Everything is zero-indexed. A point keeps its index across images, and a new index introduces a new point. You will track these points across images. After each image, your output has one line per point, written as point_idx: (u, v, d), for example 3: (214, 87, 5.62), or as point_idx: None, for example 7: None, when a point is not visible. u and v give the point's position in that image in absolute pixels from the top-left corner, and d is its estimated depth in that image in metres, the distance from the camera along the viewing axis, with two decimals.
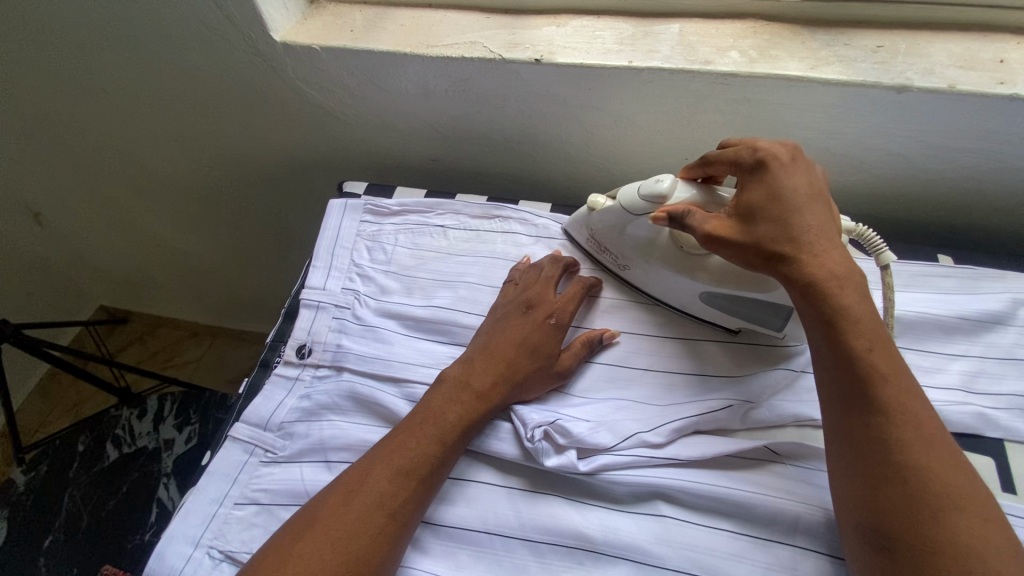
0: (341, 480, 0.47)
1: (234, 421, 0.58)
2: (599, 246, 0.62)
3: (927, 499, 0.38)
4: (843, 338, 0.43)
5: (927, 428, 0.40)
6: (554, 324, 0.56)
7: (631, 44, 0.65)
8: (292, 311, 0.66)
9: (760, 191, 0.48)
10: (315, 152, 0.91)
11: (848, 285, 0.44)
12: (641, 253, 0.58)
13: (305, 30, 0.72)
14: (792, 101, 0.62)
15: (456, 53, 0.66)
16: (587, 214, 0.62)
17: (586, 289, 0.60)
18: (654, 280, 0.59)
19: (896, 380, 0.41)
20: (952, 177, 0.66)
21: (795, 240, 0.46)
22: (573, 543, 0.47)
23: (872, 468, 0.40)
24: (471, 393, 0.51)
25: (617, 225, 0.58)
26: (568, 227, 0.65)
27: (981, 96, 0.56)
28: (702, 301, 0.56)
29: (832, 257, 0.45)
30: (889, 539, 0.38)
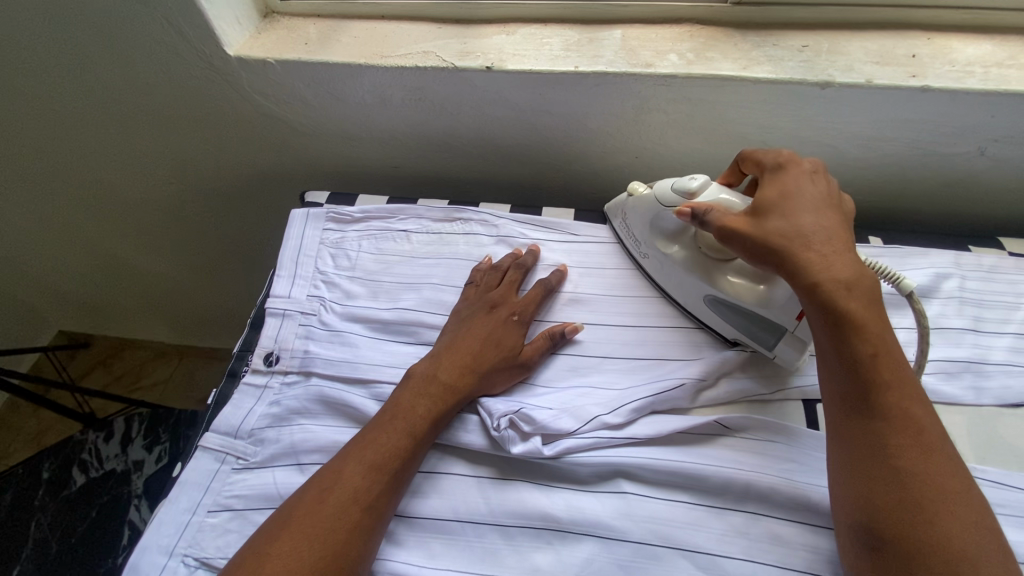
0: (313, 482, 0.48)
1: (203, 431, 0.58)
2: (629, 233, 0.66)
3: (916, 498, 0.41)
4: (851, 338, 0.45)
5: (925, 434, 0.43)
6: (516, 321, 0.60)
7: (578, 50, 0.68)
8: (258, 319, 0.66)
9: (776, 192, 0.52)
10: (276, 166, 0.92)
11: (862, 290, 0.46)
12: (662, 245, 0.61)
13: (260, 44, 0.73)
14: (728, 101, 0.66)
15: (410, 64, 0.69)
16: (627, 200, 0.66)
17: (548, 286, 0.64)
18: (669, 273, 0.62)
19: (898, 386, 0.44)
20: (879, 164, 0.72)
21: (807, 243, 0.48)
22: (541, 524, 0.49)
23: (866, 468, 0.43)
24: (439, 386, 0.54)
25: (648, 215, 0.62)
26: (613, 208, 0.70)
27: (895, 89, 0.61)
28: (705, 303, 0.59)
29: (845, 260, 0.47)
30: (881, 537, 0.41)
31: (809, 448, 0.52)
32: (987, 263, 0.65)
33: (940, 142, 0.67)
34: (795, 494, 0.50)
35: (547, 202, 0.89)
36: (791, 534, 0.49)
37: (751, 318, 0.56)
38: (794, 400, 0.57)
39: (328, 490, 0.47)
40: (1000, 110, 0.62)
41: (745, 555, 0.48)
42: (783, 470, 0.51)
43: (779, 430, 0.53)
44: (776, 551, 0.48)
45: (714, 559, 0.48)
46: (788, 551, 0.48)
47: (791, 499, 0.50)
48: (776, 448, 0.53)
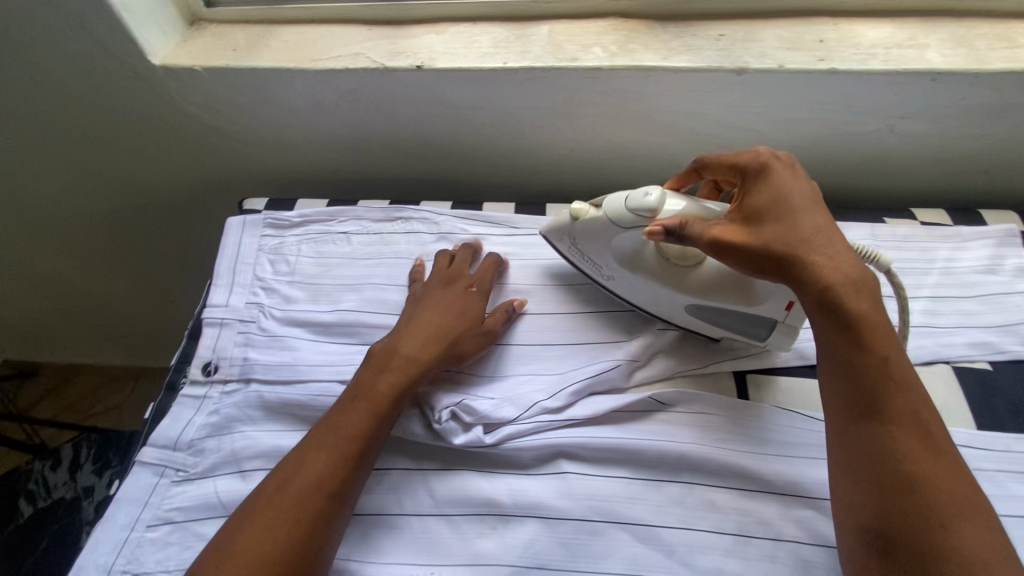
0: (274, 474, 0.48)
1: (140, 447, 0.57)
2: (582, 256, 0.61)
3: (933, 503, 0.40)
4: (861, 345, 0.44)
5: (933, 436, 0.43)
6: (477, 298, 0.61)
7: (506, 46, 0.70)
8: (195, 330, 0.65)
9: (766, 194, 0.50)
10: (215, 176, 0.90)
11: (867, 294, 0.46)
12: (627, 264, 0.58)
13: (186, 53, 0.72)
14: (652, 91, 0.68)
15: (340, 66, 0.69)
16: (570, 223, 0.60)
17: (493, 268, 0.65)
18: (640, 291, 0.59)
19: (908, 389, 0.44)
20: (799, 145, 0.75)
21: (812, 244, 0.47)
22: (484, 510, 0.51)
23: (881, 477, 0.42)
24: (403, 362, 0.53)
25: (604, 236, 0.57)
26: (547, 233, 0.63)
27: (805, 72, 0.64)
28: (689, 313, 0.57)
29: (846, 263, 0.46)
30: (894, 544, 0.40)
31: (739, 417, 0.55)
32: (899, 233, 0.69)
33: (851, 122, 0.71)
34: (725, 461, 0.52)
35: (492, 198, 0.90)
36: (723, 499, 0.51)
37: (740, 317, 0.55)
38: (726, 371, 0.59)
39: (293, 498, 0.45)
40: (904, 90, 0.66)
41: (682, 523, 0.50)
42: (715, 440, 0.53)
43: (709, 401, 0.56)
44: (711, 518, 0.50)
45: (652, 530, 0.49)
46: (722, 516, 0.50)
47: (721, 467, 0.52)
48: (708, 418, 0.55)
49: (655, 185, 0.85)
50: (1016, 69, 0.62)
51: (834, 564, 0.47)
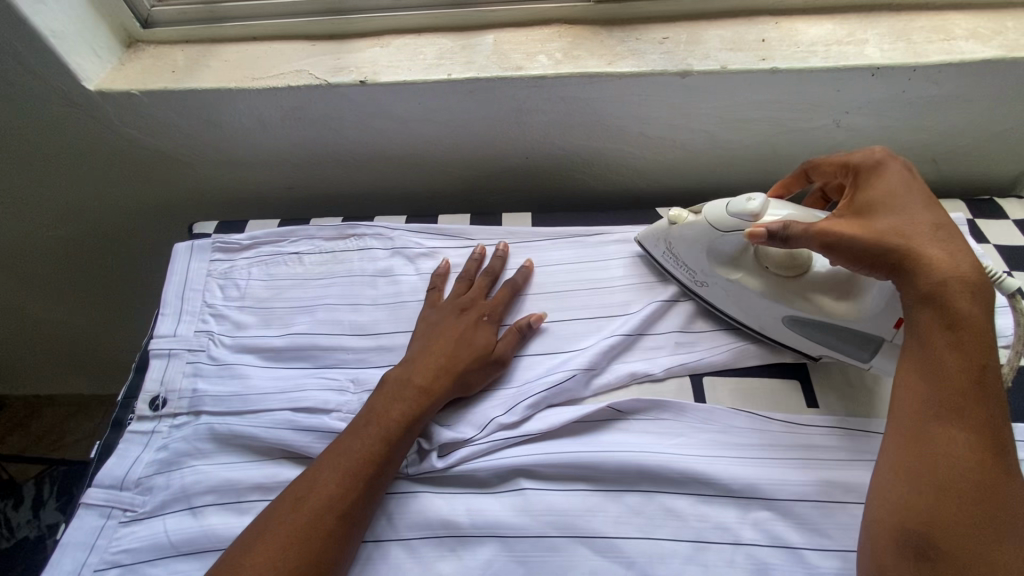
0: (290, 489, 0.48)
1: (87, 487, 0.55)
2: (676, 261, 0.63)
3: (994, 518, 0.39)
4: (959, 347, 0.42)
5: (1009, 455, 0.41)
6: (486, 321, 0.60)
7: (451, 57, 0.69)
8: (143, 362, 0.63)
9: (883, 191, 0.49)
10: (166, 199, 0.88)
11: (980, 297, 0.43)
12: (722, 269, 0.58)
13: (123, 76, 0.71)
14: (599, 97, 0.68)
15: (282, 84, 0.68)
16: (668, 228, 0.62)
17: (518, 285, 0.65)
18: (734, 299, 0.59)
19: (997, 402, 0.42)
20: (750, 144, 0.76)
21: (927, 240, 0.45)
22: (443, 532, 0.50)
23: (953, 480, 0.40)
24: (412, 390, 0.53)
25: (701, 242, 0.58)
26: (645, 239, 0.66)
27: (748, 72, 0.65)
28: (786, 324, 0.56)
29: (964, 262, 0.44)
30: (937, 549, 0.39)
31: (695, 422, 0.55)
32: None
33: (798, 119, 0.72)
34: (682, 467, 0.52)
35: (451, 209, 0.89)
36: (682, 505, 0.51)
37: (840, 334, 0.53)
38: (683, 375, 0.60)
39: (315, 525, 0.45)
40: (846, 86, 0.66)
41: (641, 533, 0.50)
42: (672, 446, 0.53)
43: (665, 406, 0.56)
44: (670, 526, 0.50)
45: (612, 542, 0.49)
46: (681, 524, 0.50)
47: (679, 473, 0.52)
48: (665, 424, 0.55)
49: (612, 188, 0.85)
50: (952, 62, 0.64)
51: (792, 565, 0.48)
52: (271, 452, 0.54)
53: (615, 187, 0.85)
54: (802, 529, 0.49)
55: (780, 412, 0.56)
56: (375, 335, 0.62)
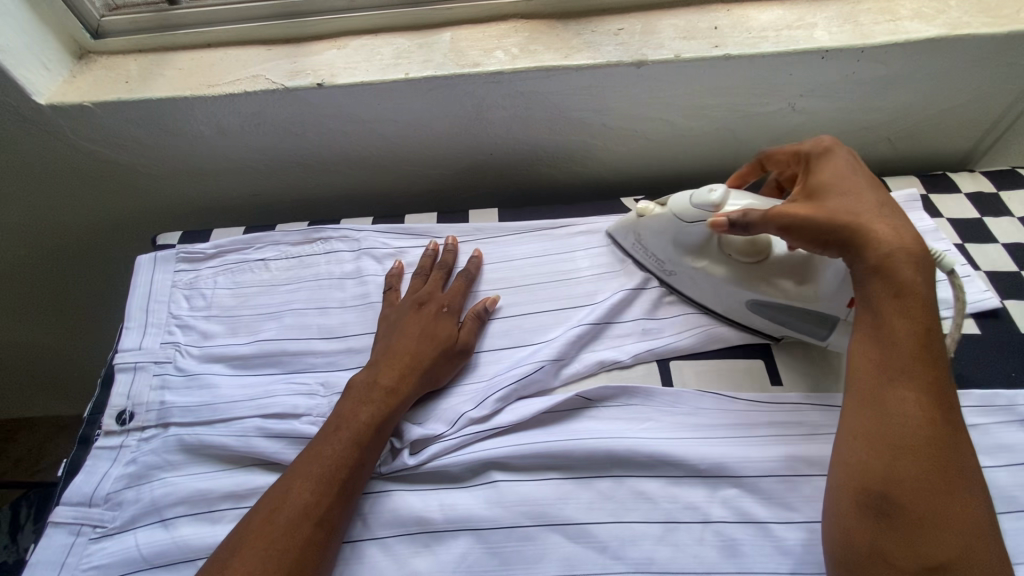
0: (263, 500, 0.47)
1: (54, 506, 0.55)
2: (645, 252, 0.65)
3: (949, 474, 0.41)
4: (906, 312, 0.44)
5: (956, 413, 0.43)
6: (447, 312, 0.61)
7: (408, 57, 0.69)
8: (108, 377, 0.63)
9: (830, 174, 0.52)
10: (128, 211, 0.87)
11: (919, 266, 0.46)
12: (688, 256, 0.60)
13: (75, 88, 0.69)
14: (557, 90, 0.69)
15: (238, 90, 0.67)
16: (636, 220, 0.65)
17: (471, 278, 0.66)
18: (702, 286, 0.61)
19: (942, 363, 0.44)
20: (710, 131, 0.77)
21: (874, 215, 0.48)
22: (417, 529, 0.50)
23: (908, 440, 0.42)
24: (381, 390, 0.53)
25: (668, 232, 0.61)
26: (614, 232, 0.68)
27: (702, 60, 0.66)
28: (749, 308, 0.58)
29: (905, 234, 0.47)
30: (894, 505, 0.41)
31: (663, 406, 0.56)
32: None
33: (754, 104, 0.73)
34: (651, 450, 0.53)
35: (419, 209, 0.89)
36: (652, 488, 0.52)
37: (799, 314, 0.56)
38: (650, 361, 0.60)
39: (296, 532, 0.45)
40: (797, 69, 0.68)
41: (613, 518, 0.50)
42: (641, 430, 0.54)
43: (633, 392, 0.57)
44: (641, 509, 0.51)
45: (584, 528, 0.50)
46: (652, 506, 0.51)
47: (649, 457, 0.53)
48: (634, 409, 0.56)
49: (578, 180, 0.86)
50: (897, 42, 0.65)
51: (760, 539, 0.49)
52: (242, 460, 0.54)
53: (582, 179, 0.85)
54: (768, 504, 0.50)
55: (745, 391, 0.58)
56: (344, 337, 0.62)
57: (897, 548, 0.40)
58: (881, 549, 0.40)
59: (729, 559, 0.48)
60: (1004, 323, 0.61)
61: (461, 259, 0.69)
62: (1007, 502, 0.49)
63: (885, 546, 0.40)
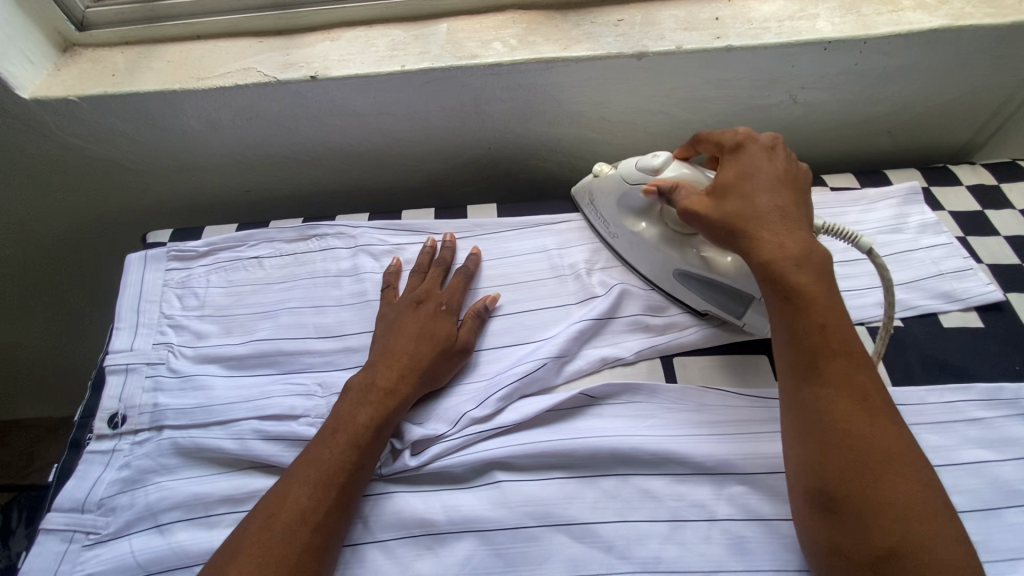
0: (261, 506, 0.46)
1: (45, 513, 0.53)
2: (598, 214, 0.67)
3: (876, 461, 0.40)
4: (806, 307, 0.44)
5: (874, 401, 0.42)
6: (445, 311, 0.60)
7: (404, 48, 0.67)
8: (99, 380, 0.61)
9: (731, 172, 0.52)
10: (117, 208, 0.84)
11: (807, 262, 0.45)
12: (631, 220, 0.62)
13: (59, 82, 0.67)
14: (557, 82, 0.68)
15: (229, 83, 0.66)
16: (592, 180, 0.67)
17: (469, 274, 0.64)
18: (639, 249, 0.63)
19: (850, 351, 0.43)
20: (710, 123, 0.76)
21: (760, 219, 0.48)
22: (419, 531, 0.49)
23: (826, 436, 0.42)
24: (379, 391, 0.52)
25: (614, 191, 0.63)
26: (575, 194, 0.71)
27: (703, 51, 0.65)
28: (675, 278, 0.60)
29: (791, 235, 0.47)
30: (836, 501, 0.40)
31: (667, 402, 0.55)
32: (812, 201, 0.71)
33: (755, 96, 0.72)
34: (657, 448, 0.52)
35: (416, 204, 0.88)
36: (658, 486, 0.51)
37: (720, 288, 0.57)
38: (653, 357, 0.60)
39: (292, 540, 0.44)
40: (799, 61, 0.67)
41: (619, 517, 0.50)
42: (646, 428, 0.54)
43: (637, 389, 0.56)
44: (647, 507, 0.50)
45: (590, 528, 0.49)
46: (658, 504, 0.50)
47: (654, 455, 0.52)
48: (638, 406, 0.55)
49: (578, 174, 0.84)
50: (900, 33, 0.65)
51: (767, 537, 0.48)
52: (239, 462, 0.53)
53: (581, 173, 0.84)
54: (775, 501, 0.50)
55: (752, 388, 0.57)
56: (342, 336, 0.61)
57: (849, 542, 0.40)
58: (837, 547, 0.40)
59: (735, 557, 0.48)
60: (1007, 316, 0.61)
61: (460, 255, 0.68)
62: (1013, 496, 0.49)
63: (839, 542, 0.40)
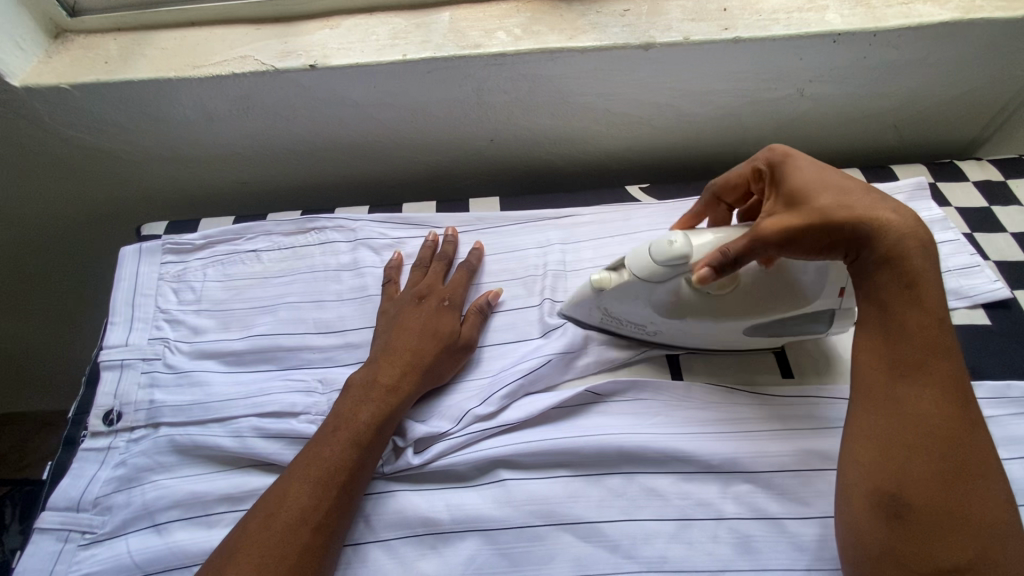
0: (260, 502, 0.45)
1: (39, 511, 0.52)
2: (617, 321, 0.55)
3: (959, 471, 0.40)
4: (915, 305, 0.43)
5: (967, 408, 0.42)
6: (447, 306, 0.58)
7: (405, 37, 0.66)
8: (93, 375, 0.60)
9: (802, 172, 0.48)
10: (109, 200, 0.83)
11: (923, 257, 0.44)
12: (672, 316, 0.52)
13: (50, 69, 0.65)
14: (562, 73, 0.66)
15: (226, 71, 0.64)
16: (595, 295, 0.54)
17: (470, 270, 0.63)
18: (691, 332, 0.54)
19: (953, 355, 0.43)
20: (716, 116, 0.75)
21: (870, 206, 0.45)
22: (422, 530, 0.49)
23: (918, 438, 0.41)
24: (380, 388, 0.51)
25: (640, 299, 0.52)
26: (568, 312, 0.57)
27: (711, 43, 0.64)
28: (746, 333, 0.53)
29: (903, 219, 0.45)
30: (907, 505, 0.40)
31: (673, 400, 0.55)
32: None
33: (762, 90, 0.71)
34: (663, 447, 0.51)
35: (416, 197, 0.87)
36: (665, 485, 0.50)
37: (794, 320, 0.52)
38: (659, 355, 0.59)
39: (291, 537, 0.43)
40: (808, 53, 0.66)
41: (625, 516, 0.49)
42: (653, 426, 0.53)
43: (643, 385, 0.55)
44: (653, 506, 0.50)
45: (596, 527, 0.49)
46: (664, 503, 0.50)
47: (661, 453, 0.51)
48: (644, 403, 0.55)
49: (580, 167, 0.83)
50: (910, 26, 0.64)
51: (775, 536, 0.48)
52: (238, 460, 0.52)
53: (583, 167, 0.83)
54: (783, 500, 0.49)
55: (758, 385, 0.56)
56: (342, 331, 0.60)
57: (910, 550, 0.39)
58: (895, 551, 0.40)
59: (743, 556, 0.47)
60: (1015, 314, 0.60)
61: (462, 250, 0.67)
62: (1020, 495, 0.49)
63: (897, 549, 0.40)
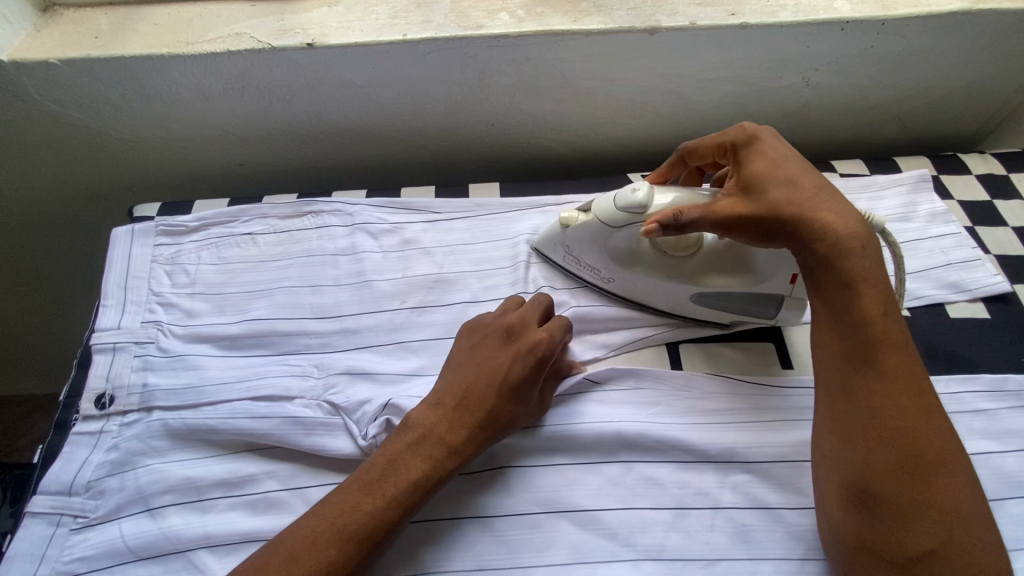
0: (276, 539, 0.42)
1: (30, 495, 0.51)
2: (578, 262, 0.60)
3: (923, 461, 0.40)
4: (860, 302, 0.43)
5: (924, 396, 0.42)
6: (537, 359, 0.49)
7: (406, 16, 0.64)
8: (86, 358, 0.59)
9: (760, 160, 0.48)
10: (101, 180, 0.81)
11: (865, 251, 0.44)
12: (624, 263, 0.56)
13: (39, 43, 0.63)
14: (565, 56, 0.65)
15: (221, 49, 0.62)
16: (559, 231, 0.59)
17: (541, 307, 0.54)
18: (643, 289, 0.58)
19: (904, 346, 0.43)
20: (720, 103, 0.74)
21: (817, 201, 0.46)
22: (420, 516, 0.48)
23: (875, 432, 0.41)
24: (443, 448, 0.45)
25: (597, 239, 0.56)
26: (540, 245, 0.62)
27: (717, 28, 0.62)
28: (693, 302, 0.56)
29: (846, 214, 0.45)
30: (875, 499, 0.40)
31: (673, 390, 0.54)
32: None
33: (768, 78, 0.70)
34: (662, 436, 0.51)
35: (414, 181, 0.85)
36: (663, 474, 0.50)
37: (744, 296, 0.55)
38: (659, 343, 0.59)
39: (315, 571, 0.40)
40: (816, 41, 0.65)
41: (623, 504, 0.49)
42: (653, 415, 0.53)
43: (642, 374, 0.55)
44: (651, 495, 0.49)
45: (593, 515, 0.48)
46: (662, 491, 0.50)
47: (660, 442, 0.51)
48: (644, 392, 0.54)
49: (581, 154, 0.82)
50: (919, 15, 0.63)
51: (772, 525, 0.48)
52: (233, 445, 0.51)
53: (584, 154, 0.82)
54: (781, 489, 0.49)
55: (756, 375, 0.56)
56: (339, 317, 0.59)
57: (882, 540, 0.39)
58: (868, 544, 0.40)
59: (740, 545, 0.47)
60: (1014, 307, 0.60)
61: (462, 237, 0.66)
62: (1016, 486, 0.49)
63: (870, 540, 0.40)
